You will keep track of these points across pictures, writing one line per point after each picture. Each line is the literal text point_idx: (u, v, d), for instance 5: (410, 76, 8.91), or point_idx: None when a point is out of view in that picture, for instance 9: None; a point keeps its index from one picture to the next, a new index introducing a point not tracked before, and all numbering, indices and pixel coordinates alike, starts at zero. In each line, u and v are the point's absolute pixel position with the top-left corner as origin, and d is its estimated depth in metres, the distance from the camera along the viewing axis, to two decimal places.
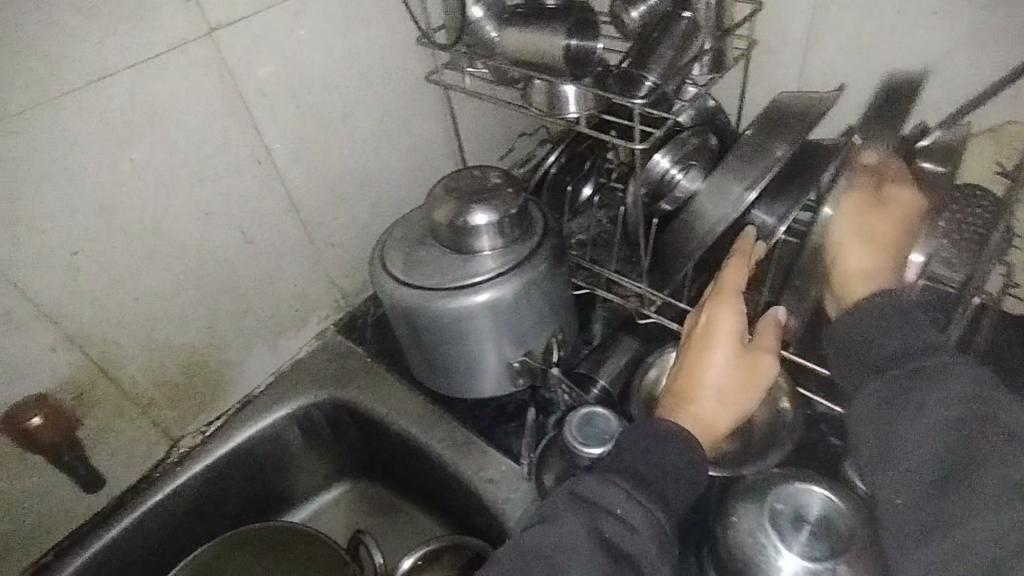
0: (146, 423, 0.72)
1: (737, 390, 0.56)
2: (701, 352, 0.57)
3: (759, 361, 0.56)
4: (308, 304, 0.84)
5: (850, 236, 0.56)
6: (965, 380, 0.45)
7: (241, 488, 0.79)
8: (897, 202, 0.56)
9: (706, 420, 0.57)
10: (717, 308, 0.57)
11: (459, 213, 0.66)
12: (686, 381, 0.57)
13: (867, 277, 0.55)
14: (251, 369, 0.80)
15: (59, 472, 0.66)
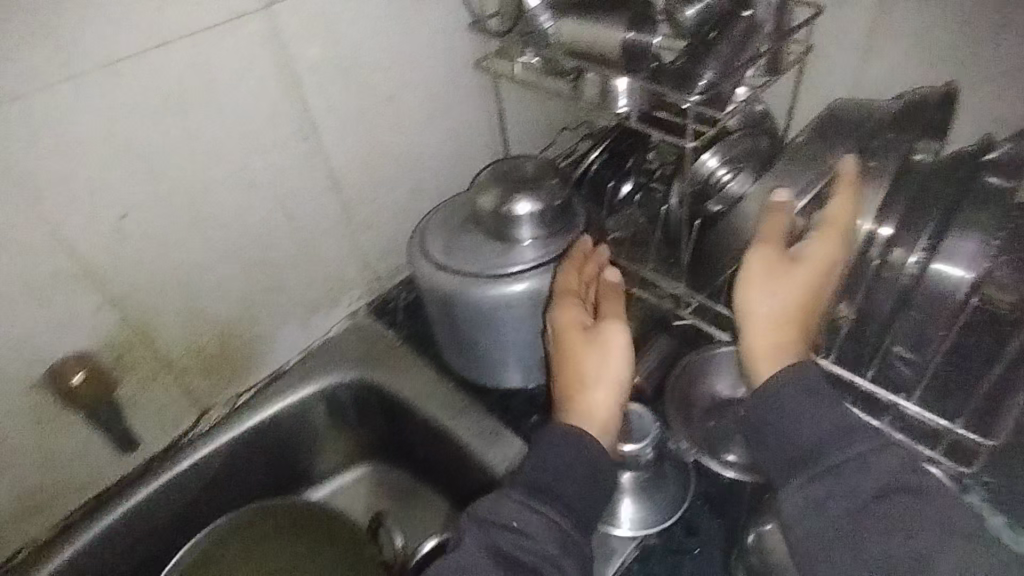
0: (177, 390, 0.73)
1: (600, 365, 0.60)
2: (562, 352, 0.61)
3: (604, 331, 0.60)
4: (341, 284, 0.84)
5: (760, 293, 0.56)
6: (890, 459, 0.49)
7: (263, 461, 0.80)
8: (812, 255, 0.55)
9: (595, 412, 0.59)
10: (556, 310, 0.62)
11: (504, 201, 0.66)
12: (563, 383, 0.61)
13: (780, 352, 0.56)
14: (281, 344, 0.81)
15: (90, 434, 0.67)
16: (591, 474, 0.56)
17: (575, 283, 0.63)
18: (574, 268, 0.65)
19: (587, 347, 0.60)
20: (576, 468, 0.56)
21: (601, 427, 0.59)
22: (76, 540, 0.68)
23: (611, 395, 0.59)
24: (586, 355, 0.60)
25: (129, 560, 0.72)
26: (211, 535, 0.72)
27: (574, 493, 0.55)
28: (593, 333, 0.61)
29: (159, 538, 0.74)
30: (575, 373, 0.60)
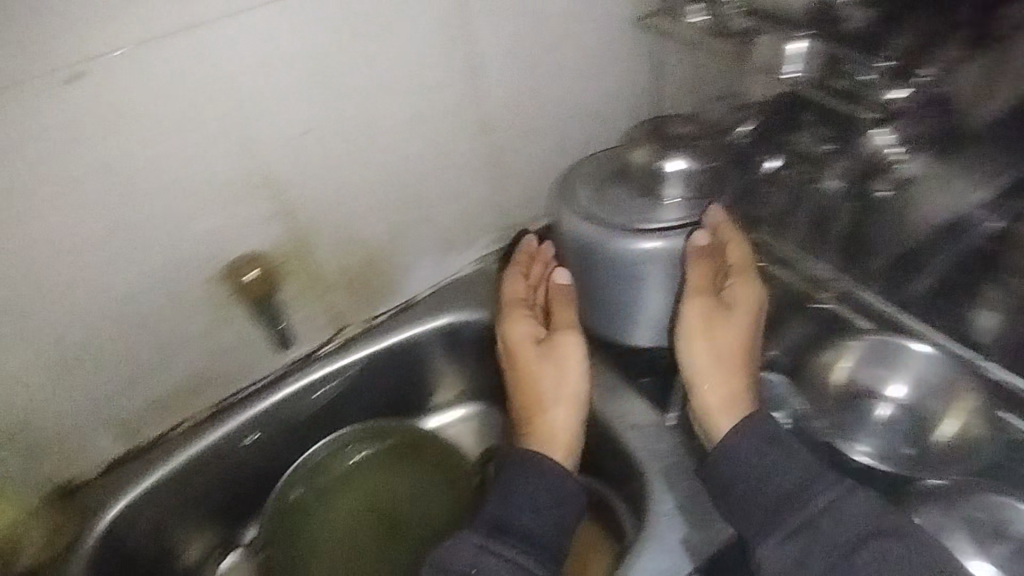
0: (322, 305, 0.77)
1: (551, 376, 0.71)
2: (518, 369, 0.72)
3: (556, 344, 0.72)
4: (476, 228, 0.86)
5: (703, 355, 0.67)
6: (860, 503, 0.53)
7: (387, 385, 0.84)
8: (738, 305, 0.69)
9: (555, 430, 0.68)
10: (507, 324, 0.75)
11: (657, 157, 0.67)
12: (526, 402, 0.71)
13: (724, 408, 0.64)
14: (416, 278, 0.84)
15: (246, 333, 0.73)
16: (552, 498, 0.61)
17: (521, 294, 0.78)
18: (522, 277, 0.80)
19: (542, 361, 0.72)
20: (535, 497, 0.61)
21: (558, 447, 0.67)
22: (225, 426, 0.74)
23: (574, 412, 0.69)
24: (541, 371, 0.71)
25: (263, 455, 0.77)
26: (332, 443, 0.77)
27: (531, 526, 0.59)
28: (544, 346, 0.72)
29: (288, 442, 0.79)
30: (531, 389, 0.71)
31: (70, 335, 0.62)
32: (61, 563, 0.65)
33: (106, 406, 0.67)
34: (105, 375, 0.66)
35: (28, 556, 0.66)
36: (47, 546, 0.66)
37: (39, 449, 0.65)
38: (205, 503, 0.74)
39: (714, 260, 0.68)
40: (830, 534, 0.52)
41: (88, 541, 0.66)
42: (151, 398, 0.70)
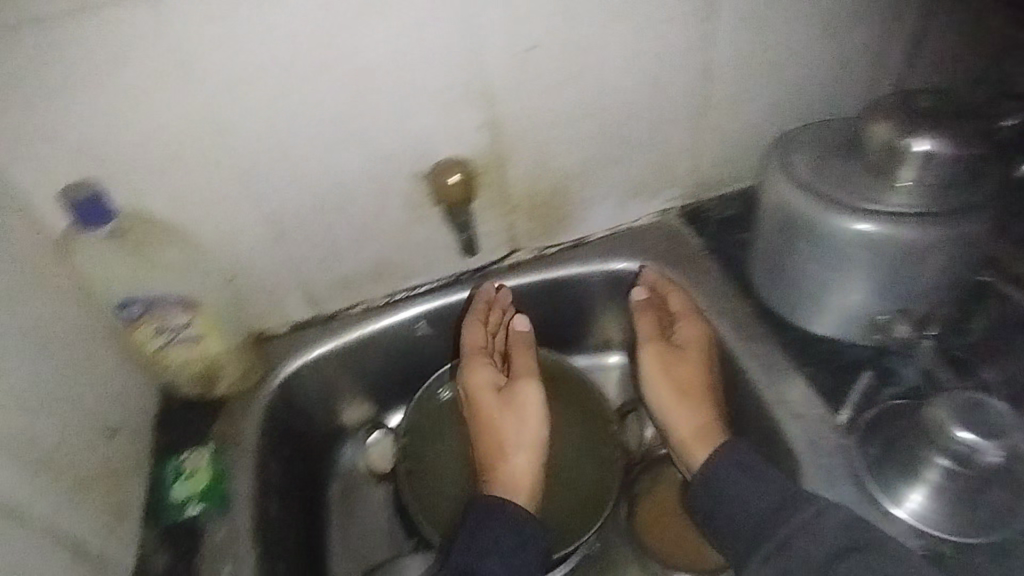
0: (503, 223, 0.79)
1: (512, 427, 0.72)
2: (481, 416, 0.73)
3: (517, 394, 0.73)
4: (665, 177, 0.83)
5: (669, 409, 0.71)
6: (835, 517, 0.56)
7: (544, 315, 0.86)
8: (692, 351, 0.73)
9: (515, 474, 0.69)
10: (470, 372, 0.75)
11: (903, 134, 0.57)
12: (486, 447, 0.72)
13: (701, 437, 0.69)
14: (595, 217, 0.84)
15: (432, 235, 0.77)
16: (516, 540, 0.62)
17: (483, 343, 0.77)
18: (480, 327, 0.78)
19: (501, 411, 0.73)
20: (502, 539, 0.62)
21: (521, 490, 0.69)
22: (396, 317, 0.80)
23: (524, 454, 0.71)
24: (502, 419, 0.72)
25: (421, 352, 0.83)
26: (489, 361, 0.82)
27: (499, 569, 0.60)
28: (503, 395, 0.74)
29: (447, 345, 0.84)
30: (494, 434, 0.72)
31: (290, 202, 0.68)
32: (249, 399, 0.73)
33: (304, 273, 0.74)
34: (309, 244, 0.72)
35: (224, 387, 0.72)
36: (239, 381, 0.73)
37: (246, 296, 0.73)
38: (366, 380, 0.81)
39: (662, 314, 0.78)
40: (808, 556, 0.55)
41: (272, 386, 0.74)
42: (339, 276, 0.77)
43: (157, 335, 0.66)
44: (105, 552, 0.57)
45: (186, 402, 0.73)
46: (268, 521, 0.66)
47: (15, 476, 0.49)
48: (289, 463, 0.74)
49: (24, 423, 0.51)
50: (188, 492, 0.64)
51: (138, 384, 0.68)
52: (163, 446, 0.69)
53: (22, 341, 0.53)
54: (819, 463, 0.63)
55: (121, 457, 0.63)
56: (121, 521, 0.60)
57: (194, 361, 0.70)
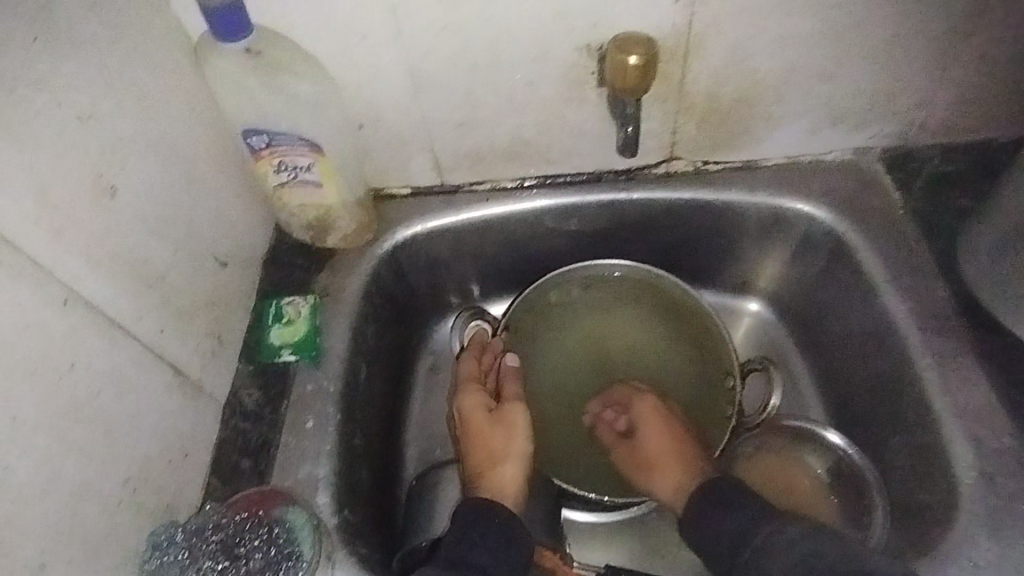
0: (667, 124, 0.68)
1: (503, 441, 0.65)
2: (468, 434, 0.66)
3: (508, 411, 0.67)
4: (885, 109, 0.66)
5: (648, 479, 0.69)
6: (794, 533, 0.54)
7: (684, 238, 0.75)
8: (649, 429, 0.70)
9: (503, 482, 0.63)
10: (461, 396, 0.68)
11: None
12: (473, 460, 0.64)
13: (678, 486, 0.66)
14: (777, 139, 0.69)
15: (583, 121, 0.67)
16: (504, 537, 0.56)
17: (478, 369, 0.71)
18: (476, 357, 0.71)
19: (491, 427, 0.66)
20: (489, 534, 0.56)
21: (508, 493, 0.62)
22: (522, 205, 0.72)
23: (515, 464, 0.64)
24: (492, 434, 0.66)
25: (539, 248, 0.76)
26: (618, 281, 0.75)
27: (484, 562, 0.54)
28: (496, 412, 0.67)
29: (569, 247, 0.77)
30: (482, 446, 0.65)
31: (437, 52, 0.59)
32: (357, 258, 0.69)
33: (437, 136, 0.67)
34: (448, 103, 0.64)
35: (335, 239, 0.69)
36: (350, 236, 0.69)
37: (372, 148, 0.68)
38: (475, 265, 0.76)
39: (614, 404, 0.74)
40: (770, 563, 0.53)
41: (381, 249, 0.70)
42: (473, 147, 0.69)
43: (277, 172, 0.62)
44: (202, 377, 0.57)
45: (297, 245, 0.70)
46: (357, 385, 0.65)
47: (126, 288, 0.48)
48: (386, 331, 0.71)
49: (139, 238, 0.50)
50: (283, 339, 0.63)
51: (253, 216, 0.66)
52: (269, 283, 0.68)
53: (145, 151, 0.50)
54: (985, 499, 0.52)
55: (229, 286, 0.62)
56: (221, 349, 0.60)
57: (311, 206, 0.66)
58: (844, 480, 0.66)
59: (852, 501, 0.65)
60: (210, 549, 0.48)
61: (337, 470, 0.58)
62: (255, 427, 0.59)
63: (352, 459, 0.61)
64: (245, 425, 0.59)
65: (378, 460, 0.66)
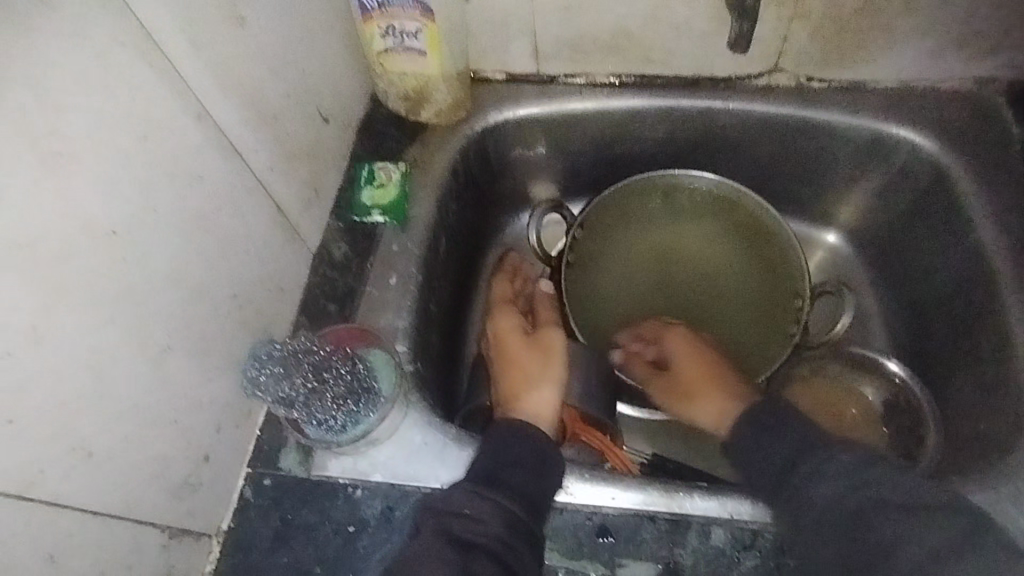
0: (778, 30, 0.65)
1: (537, 363, 0.65)
2: (504, 355, 0.66)
3: (543, 334, 0.67)
4: (1021, 36, 0.62)
5: (691, 410, 0.68)
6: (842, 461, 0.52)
7: (774, 157, 0.74)
8: (685, 358, 0.69)
9: (538, 405, 0.62)
10: (495, 317, 0.69)
11: None
12: (508, 381, 0.64)
13: (718, 409, 0.65)
14: (894, 59, 0.66)
15: (693, 18, 0.65)
16: (538, 461, 0.53)
17: (510, 293, 0.72)
18: (508, 279, 0.73)
19: (527, 349, 0.66)
20: (523, 455, 0.53)
21: (543, 416, 0.61)
22: (615, 102, 0.72)
23: (551, 387, 0.63)
24: (527, 356, 0.65)
25: (623, 151, 0.76)
26: (697, 190, 0.75)
27: (517, 483, 0.51)
28: (533, 336, 0.67)
29: (655, 154, 0.77)
30: (517, 366, 0.65)
31: None
32: (448, 135, 0.71)
33: (542, 18, 0.67)
34: None
35: (429, 114, 0.70)
36: (444, 112, 0.70)
37: (475, 24, 0.68)
38: (558, 160, 0.77)
39: (645, 336, 0.73)
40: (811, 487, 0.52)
41: (472, 130, 0.71)
42: (575, 34, 0.68)
43: (385, 36, 0.63)
44: (299, 222, 0.61)
45: (391, 116, 0.72)
46: (437, 256, 0.68)
47: (246, 120, 0.51)
48: (466, 211, 0.74)
49: (259, 74, 0.52)
50: (374, 201, 0.65)
51: (355, 81, 0.68)
52: (363, 150, 0.70)
53: None
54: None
55: (328, 144, 0.65)
56: (317, 202, 0.63)
57: (411, 76, 0.67)
58: (898, 408, 0.66)
59: (902, 429, 0.65)
60: (303, 369, 0.52)
61: (414, 326, 0.61)
62: (341, 277, 0.63)
63: (427, 321, 0.65)
64: (333, 274, 0.63)
65: (447, 329, 0.70)
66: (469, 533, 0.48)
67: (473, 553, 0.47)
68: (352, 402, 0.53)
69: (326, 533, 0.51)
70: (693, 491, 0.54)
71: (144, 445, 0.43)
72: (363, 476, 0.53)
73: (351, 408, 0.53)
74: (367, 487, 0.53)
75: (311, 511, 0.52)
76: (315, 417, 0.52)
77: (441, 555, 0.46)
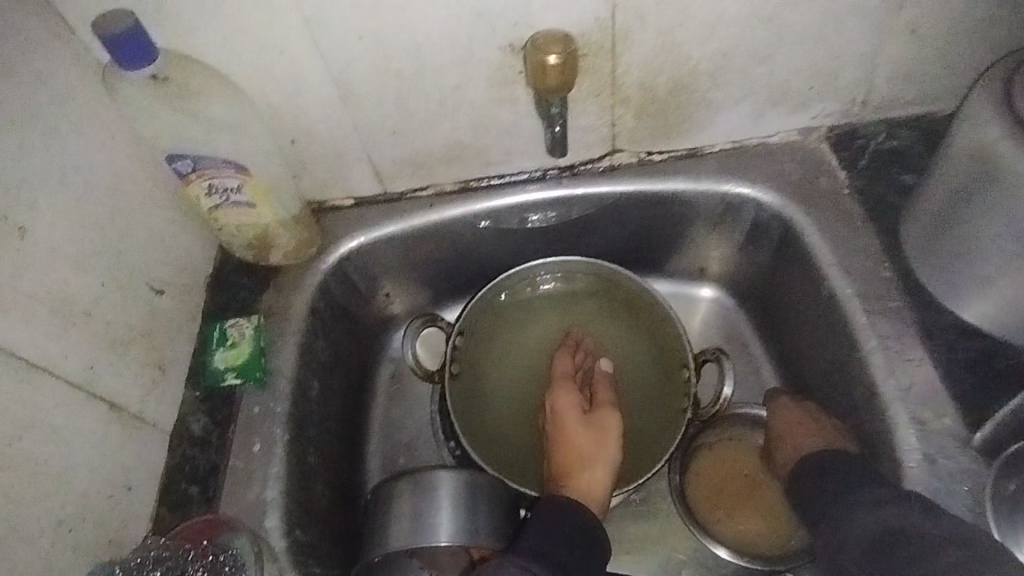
0: (604, 116, 0.66)
1: (594, 445, 0.66)
2: (561, 432, 0.67)
3: (602, 416, 0.68)
4: (827, 87, 0.65)
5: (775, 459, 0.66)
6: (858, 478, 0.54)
7: (634, 231, 0.75)
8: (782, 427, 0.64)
9: (593, 486, 0.63)
10: (555, 392, 0.69)
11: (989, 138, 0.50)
12: (566, 460, 0.65)
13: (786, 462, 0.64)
14: (719, 125, 0.68)
15: (519, 121, 0.66)
16: (587, 542, 0.56)
17: (572, 368, 0.72)
18: (569, 353, 0.73)
19: (585, 429, 0.67)
20: (575, 533, 0.56)
21: (595, 498, 0.63)
22: (466, 208, 0.71)
23: (606, 469, 0.65)
24: (585, 436, 0.66)
25: (488, 250, 0.76)
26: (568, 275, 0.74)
27: (568, 561, 0.54)
28: (591, 416, 0.68)
29: (521, 248, 0.76)
30: (575, 447, 0.66)
31: (358, 61, 0.57)
32: (301, 274, 0.68)
33: (373, 145, 0.66)
34: (378, 110, 0.63)
35: (278, 257, 0.68)
36: (292, 253, 0.68)
37: (307, 161, 0.67)
38: (425, 271, 0.75)
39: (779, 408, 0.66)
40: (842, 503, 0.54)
41: (326, 264, 0.69)
42: (410, 152, 0.68)
43: (208, 195, 0.60)
44: (143, 408, 0.57)
45: (241, 264, 0.69)
46: (308, 404, 0.65)
47: (45, 329, 0.48)
48: (338, 345, 0.71)
49: (57, 275, 0.49)
50: (227, 362, 0.62)
51: (192, 240, 0.65)
52: (214, 307, 0.67)
53: (57, 186, 0.49)
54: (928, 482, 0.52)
55: (169, 313, 0.61)
56: (164, 378, 0.60)
57: (248, 226, 0.65)
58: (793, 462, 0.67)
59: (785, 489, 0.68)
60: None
61: (286, 492, 0.58)
62: (202, 454, 0.59)
63: (304, 479, 0.61)
64: (192, 452, 0.59)
65: (334, 475, 0.66)
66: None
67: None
68: None
69: None
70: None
71: None
72: None
73: None
74: None
75: None
76: None
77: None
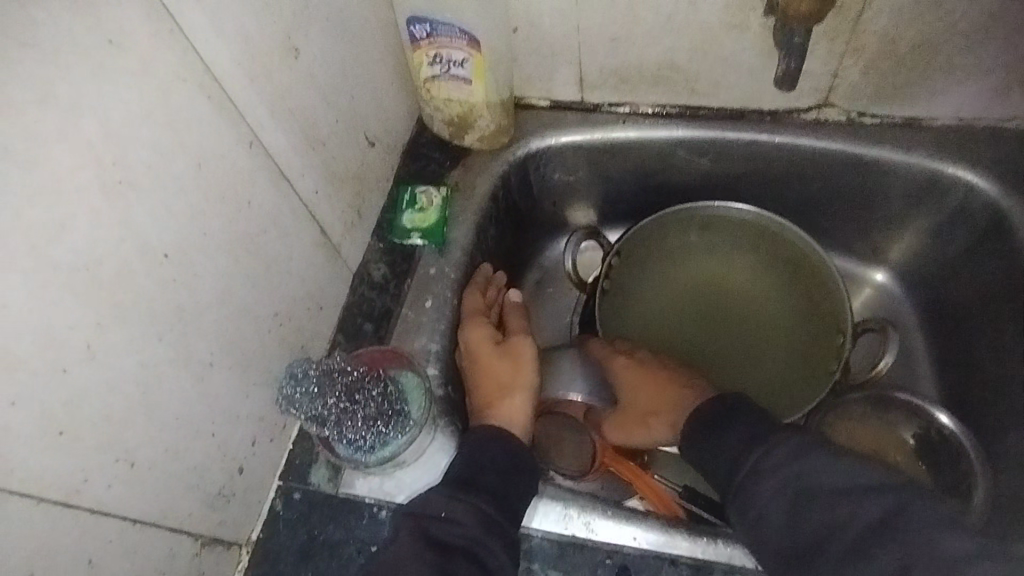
0: (829, 65, 0.63)
1: (513, 375, 0.62)
2: (478, 367, 0.63)
3: (515, 344, 0.64)
4: None
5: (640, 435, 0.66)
6: (775, 461, 0.52)
7: (821, 192, 0.72)
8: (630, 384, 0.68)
9: (515, 415, 0.61)
10: (467, 329, 0.64)
11: None
12: (481, 392, 0.62)
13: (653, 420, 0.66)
14: (953, 97, 0.64)
15: (740, 54, 0.64)
16: (514, 464, 0.55)
17: (482, 301, 0.66)
18: (480, 290, 0.67)
19: (502, 359, 0.63)
20: (500, 458, 0.55)
21: (520, 422, 0.61)
22: (658, 131, 0.71)
23: (527, 395, 0.62)
24: (501, 366, 0.63)
25: (664, 179, 0.76)
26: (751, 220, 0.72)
27: (495, 484, 0.53)
28: (506, 347, 0.63)
29: (700, 183, 0.76)
30: (491, 380, 0.62)
31: None
32: (490, 159, 0.71)
33: (588, 48, 0.67)
34: (606, 14, 0.63)
35: (472, 139, 0.71)
36: (487, 138, 0.71)
37: (521, 53, 0.68)
38: (599, 187, 0.77)
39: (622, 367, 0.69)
40: (760, 494, 0.52)
41: (514, 156, 0.72)
42: (621, 64, 0.68)
43: (432, 64, 0.64)
44: (341, 243, 0.62)
45: (435, 138, 0.73)
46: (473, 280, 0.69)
47: (295, 146, 0.53)
48: (505, 235, 0.75)
49: (310, 102, 0.54)
50: (414, 224, 0.66)
51: (400, 105, 0.69)
52: (406, 171, 0.71)
53: (325, 23, 0.54)
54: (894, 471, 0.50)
55: (374, 165, 0.66)
56: (360, 223, 0.65)
57: (455, 102, 0.68)
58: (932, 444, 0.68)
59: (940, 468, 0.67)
60: (336, 389, 0.54)
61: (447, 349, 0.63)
62: (379, 297, 0.65)
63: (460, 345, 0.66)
64: (371, 294, 0.65)
65: None
66: (446, 536, 0.50)
67: (451, 554, 0.49)
68: (382, 424, 0.54)
69: (350, 552, 0.54)
70: (570, 505, 0.55)
71: (186, 460, 0.46)
72: (387, 496, 0.56)
73: (379, 431, 0.54)
74: (391, 508, 0.55)
75: (339, 526, 0.55)
76: (346, 436, 0.54)
77: (421, 558, 0.48)
